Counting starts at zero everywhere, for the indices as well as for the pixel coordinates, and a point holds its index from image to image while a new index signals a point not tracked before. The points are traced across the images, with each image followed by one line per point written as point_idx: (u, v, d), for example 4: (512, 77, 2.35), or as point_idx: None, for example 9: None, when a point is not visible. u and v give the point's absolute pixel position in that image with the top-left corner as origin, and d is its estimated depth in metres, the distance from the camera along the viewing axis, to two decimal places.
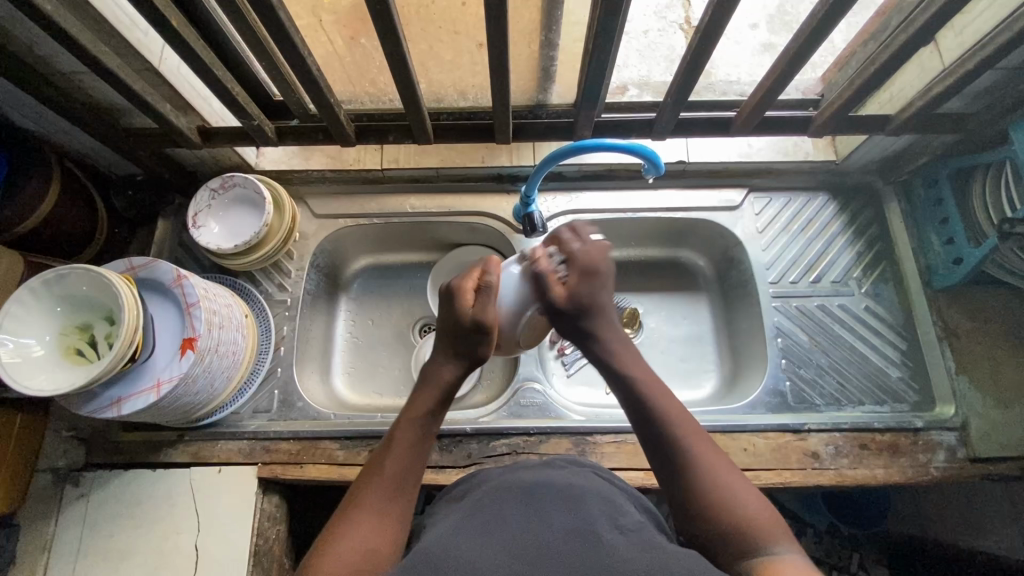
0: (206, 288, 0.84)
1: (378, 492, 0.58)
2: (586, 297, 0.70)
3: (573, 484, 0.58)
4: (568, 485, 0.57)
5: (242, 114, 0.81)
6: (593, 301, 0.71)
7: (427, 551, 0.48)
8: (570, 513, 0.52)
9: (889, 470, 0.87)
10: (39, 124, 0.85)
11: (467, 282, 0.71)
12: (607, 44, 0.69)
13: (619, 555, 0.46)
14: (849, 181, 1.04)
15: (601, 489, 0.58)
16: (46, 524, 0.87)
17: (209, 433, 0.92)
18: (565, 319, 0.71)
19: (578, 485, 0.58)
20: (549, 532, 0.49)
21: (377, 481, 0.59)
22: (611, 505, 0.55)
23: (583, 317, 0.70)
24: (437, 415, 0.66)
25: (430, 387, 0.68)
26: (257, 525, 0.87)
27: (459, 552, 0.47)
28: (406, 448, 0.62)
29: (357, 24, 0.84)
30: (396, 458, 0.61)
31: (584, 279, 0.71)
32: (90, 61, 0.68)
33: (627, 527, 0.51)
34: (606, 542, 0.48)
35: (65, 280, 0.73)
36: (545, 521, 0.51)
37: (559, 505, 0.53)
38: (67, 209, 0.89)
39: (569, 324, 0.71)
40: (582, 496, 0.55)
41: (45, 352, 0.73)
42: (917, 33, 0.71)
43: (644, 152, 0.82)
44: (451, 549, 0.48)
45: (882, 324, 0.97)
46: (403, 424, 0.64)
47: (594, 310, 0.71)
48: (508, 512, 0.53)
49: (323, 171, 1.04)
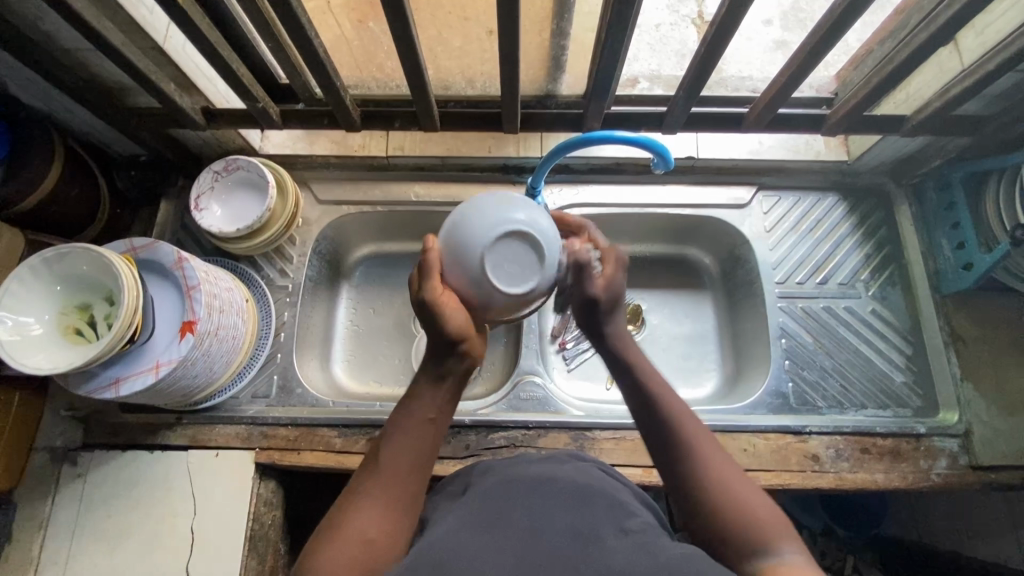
0: (207, 270, 0.83)
1: (378, 487, 0.55)
2: (621, 291, 0.67)
3: (577, 483, 0.57)
4: (572, 484, 0.56)
5: (248, 97, 0.80)
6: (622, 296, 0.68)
7: (430, 547, 0.48)
8: (574, 515, 0.51)
9: (889, 475, 0.86)
10: (42, 100, 0.84)
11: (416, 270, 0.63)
12: (620, 35, 0.68)
13: (626, 557, 0.46)
14: (860, 182, 1.03)
15: (607, 487, 0.58)
16: (43, 502, 0.87)
17: (207, 417, 0.91)
18: (597, 312, 0.66)
19: (582, 484, 0.57)
20: (555, 532, 0.49)
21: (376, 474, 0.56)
22: (617, 506, 0.54)
23: (613, 309, 0.67)
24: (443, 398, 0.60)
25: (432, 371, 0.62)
26: (253, 510, 0.86)
27: (462, 549, 0.47)
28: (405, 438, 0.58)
29: (365, 8, 0.89)
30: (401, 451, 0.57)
31: (621, 272, 0.67)
32: (94, 37, 0.67)
33: (632, 527, 0.51)
34: (612, 544, 0.48)
35: (65, 258, 0.72)
36: (551, 519, 0.50)
37: (561, 503, 0.53)
38: (70, 187, 0.88)
39: (595, 317, 0.67)
40: (586, 494, 0.55)
41: (44, 331, 0.72)
42: (935, 34, 0.69)
43: (654, 145, 0.80)
44: (453, 545, 0.47)
45: (889, 328, 0.96)
46: (403, 413, 0.59)
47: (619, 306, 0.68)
48: (512, 507, 0.52)
49: (328, 157, 1.04)
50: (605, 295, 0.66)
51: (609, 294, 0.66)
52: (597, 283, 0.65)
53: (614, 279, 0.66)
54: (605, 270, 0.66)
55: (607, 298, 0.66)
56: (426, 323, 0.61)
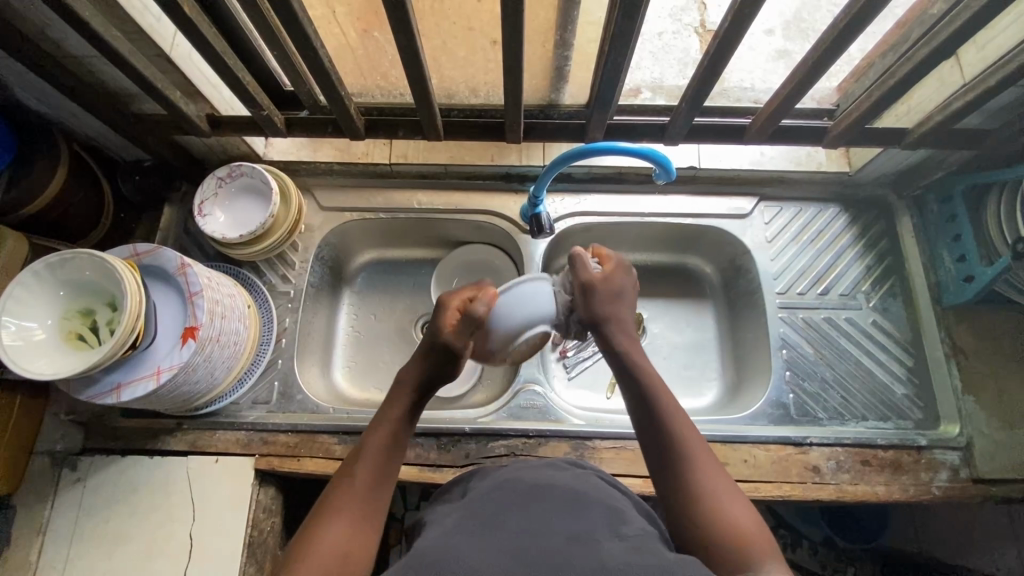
0: (210, 277, 0.83)
1: (343, 512, 0.56)
2: (619, 285, 0.73)
3: (575, 489, 0.57)
4: (570, 490, 0.57)
5: (253, 105, 0.81)
6: (621, 290, 0.73)
7: (427, 550, 0.48)
8: (571, 520, 0.51)
9: (890, 487, 0.86)
10: (48, 106, 0.84)
11: (456, 300, 0.72)
12: (623, 47, 0.68)
13: (619, 558, 0.46)
14: (862, 194, 1.03)
15: (603, 494, 0.58)
16: (42, 506, 0.87)
17: (208, 422, 0.91)
18: (593, 302, 0.72)
19: (581, 490, 0.57)
20: (552, 535, 0.49)
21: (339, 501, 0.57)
22: (614, 513, 0.54)
23: (609, 303, 0.72)
24: (411, 420, 0.65)
25: (400, 394, 0.66)
26: (252, 516, 0.86)
27: (459, 552, 0.47)
28: (375, 453, 0.60)
29: (371, 17, 0.83)
30: (366, 473, 0.59)
31: (619, 270, 0.74)
32: (101, 45, 0.67)
33: (628, 533, 0.51)
34: (607, 546, 0.48)
35: (68, 264, 0.72)
36: (547, 523, 0.50)
37: (558, 508, 0.53)
38: (75, 192, 0.89)
39: (595, 304, 0.72)
40: (582, 500, 0.55)
41: (47, 336, 0.72)
42: (937, 49, 0.70)
43: (656, 156, 0.80)
44: (451, 548, 0.48)
45: (890, 339, 0.96)
46: (372, 431, 0.63)
47: (621, 301, 0.73)
48: (509, 512, 0.52)
49: (332, 164, 1.04)
50: (601, 283, 0.72)
51: (599, 282, 0.72)
52: (588, 270, 0.72)
53: (606, 274, 0.73)
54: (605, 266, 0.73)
55: (599, 285, 0.72)
56: (430, 348, 0.68)
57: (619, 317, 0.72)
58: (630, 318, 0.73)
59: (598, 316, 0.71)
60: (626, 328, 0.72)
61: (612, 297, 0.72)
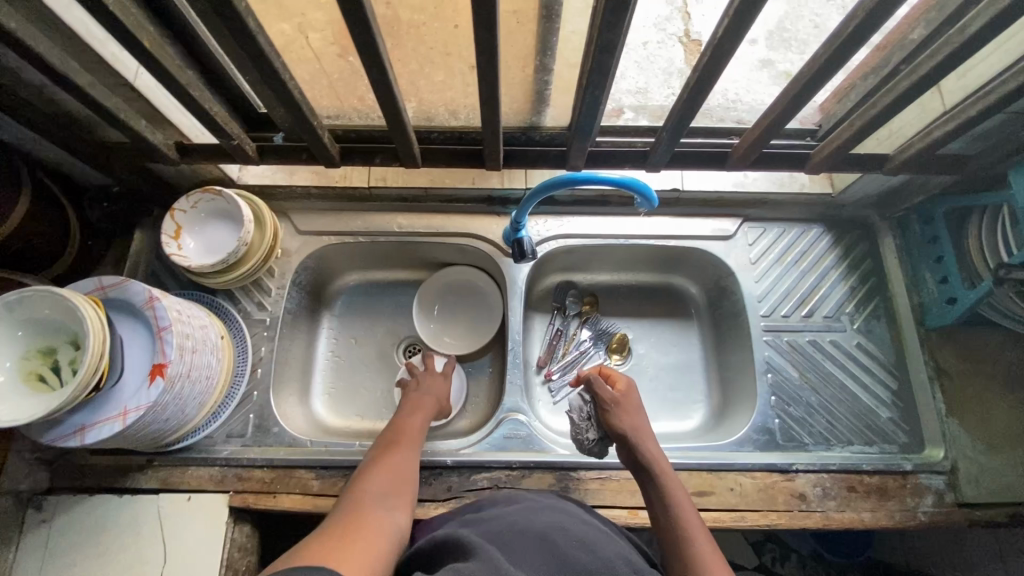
0: (180, 310, 0.80)
1: (385, 473, 0.74)
2: (630, 402, 0.81)
3: (587, 533, 0.59)
4: (585, 534, 0.58)
5: (222, 134, 0.78)
6: (634, 409, 0.80)
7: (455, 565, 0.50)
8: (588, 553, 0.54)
9: (876, 513, 0.85)
10: (9, 134, 0.81)
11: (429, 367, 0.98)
12: (602, 81, 0.67)
13: None
14: (844, 214, 1.03)
15: (608, 536, 0.60)
16: (7, 549, 0.83)
17: (179, 459, 0.88)
18: (614, 419, 0.78)
19: (584, 530, 0.59)
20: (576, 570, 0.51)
21: (376, 473, 0.74)
22: (623, 551, 0.57)
23: (630, 416, 0.78)
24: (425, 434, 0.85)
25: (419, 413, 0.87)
26: (226, 554, 0.83)
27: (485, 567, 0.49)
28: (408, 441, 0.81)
29: (344, 42, 0.80)
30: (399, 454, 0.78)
31: (629, 389, 0.82)
32: (56, 77, 0.64)
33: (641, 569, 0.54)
34: None
35: (27, 302, 0.69)
36: (565, 564, 0.52)
37: (571, 543, 0.55)
38: (38, 224, 0.85)
39: (614, 419, 0.78)
40: (596, 540, 0.57)
41: (5, 380, 0.69)
42: (919, 81, 0.68)
43: (638, 185, 0.79)
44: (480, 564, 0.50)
45: (874, 362, 0.96)
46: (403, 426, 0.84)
47: (638, 415, 0.79)
48: (529, 547, 0.55)
49: (309, 189, 1.01)
50: (614, 403, 0.80)
51: (615, 398, 0.80)
52: (600, 388, 0.81)
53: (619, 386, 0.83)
54: (618, 386, 0.82)
55: (615, 400, 0.80)
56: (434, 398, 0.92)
57: (639, 429, 0.77)
58: (654, 433, 0.78)
59: (622, 431, 0.77)
60: (646, 439, 0.76)
61: (631, 410, 0.79)
